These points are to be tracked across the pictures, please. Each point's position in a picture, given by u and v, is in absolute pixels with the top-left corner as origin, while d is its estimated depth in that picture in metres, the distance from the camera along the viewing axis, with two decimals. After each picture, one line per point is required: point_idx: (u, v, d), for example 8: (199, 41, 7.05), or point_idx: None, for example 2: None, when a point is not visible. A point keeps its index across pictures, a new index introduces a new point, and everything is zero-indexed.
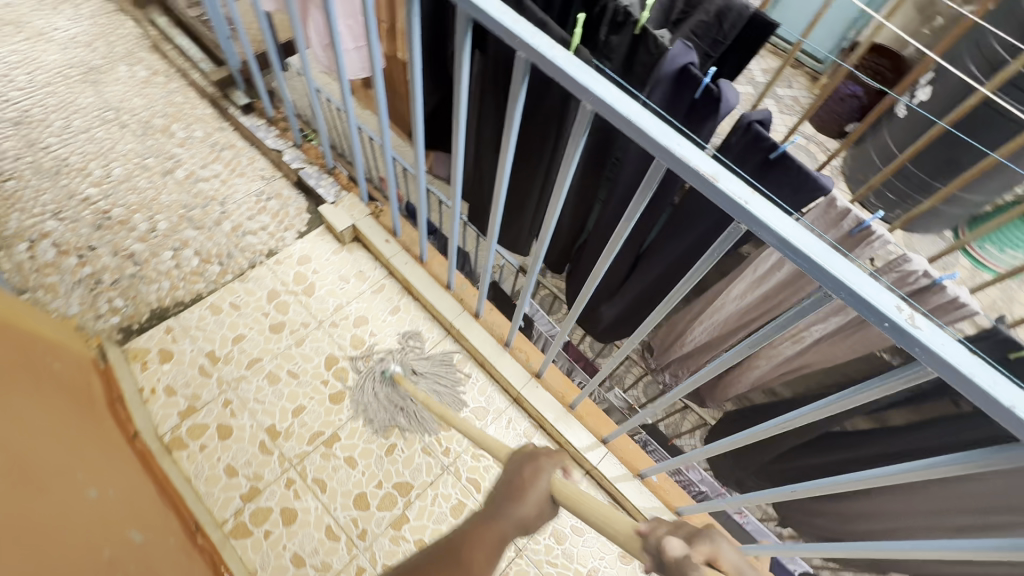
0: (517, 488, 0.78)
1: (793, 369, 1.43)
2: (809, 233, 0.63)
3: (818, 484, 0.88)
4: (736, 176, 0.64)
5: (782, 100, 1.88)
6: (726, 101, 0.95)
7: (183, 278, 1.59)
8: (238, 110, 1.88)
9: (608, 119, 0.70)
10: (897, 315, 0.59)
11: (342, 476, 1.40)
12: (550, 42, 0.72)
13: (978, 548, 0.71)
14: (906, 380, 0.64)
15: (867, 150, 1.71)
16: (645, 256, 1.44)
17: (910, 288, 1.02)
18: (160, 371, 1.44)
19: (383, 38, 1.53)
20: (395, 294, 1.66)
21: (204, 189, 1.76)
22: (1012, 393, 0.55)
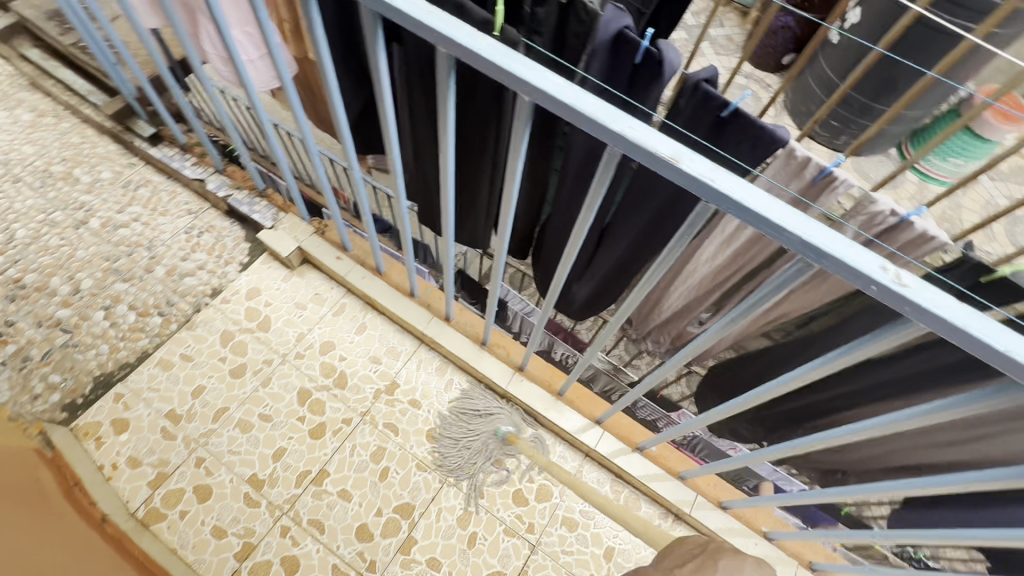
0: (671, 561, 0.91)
1: (773, 318, 1.45)
2: (783, 202, 0.59)
3: (839, 433, 0.91)
4: (698, 153, 0.59)
5: (716, 40, 1.83)
6: (669, 62, 0.88)
7: (122, 337, 1.46)
8: (145, 142, 1.71)
9: (553, 110, 0.64)
10: (884, 276, 0.56)
11: (338, 512, 1.34)
12: (474, 32, 0.65)
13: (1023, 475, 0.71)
14: (900, 332, 0.63)
15: (808, 81, 1.69)
16: (609, 230, 1.40)
17: (880, 229, 1.02)
18: (119, 443, 1.33)
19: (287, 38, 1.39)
20: (358, 312, 1.57)
21: (125, 235, 1.60)
22: (1005, 337, 0.54)
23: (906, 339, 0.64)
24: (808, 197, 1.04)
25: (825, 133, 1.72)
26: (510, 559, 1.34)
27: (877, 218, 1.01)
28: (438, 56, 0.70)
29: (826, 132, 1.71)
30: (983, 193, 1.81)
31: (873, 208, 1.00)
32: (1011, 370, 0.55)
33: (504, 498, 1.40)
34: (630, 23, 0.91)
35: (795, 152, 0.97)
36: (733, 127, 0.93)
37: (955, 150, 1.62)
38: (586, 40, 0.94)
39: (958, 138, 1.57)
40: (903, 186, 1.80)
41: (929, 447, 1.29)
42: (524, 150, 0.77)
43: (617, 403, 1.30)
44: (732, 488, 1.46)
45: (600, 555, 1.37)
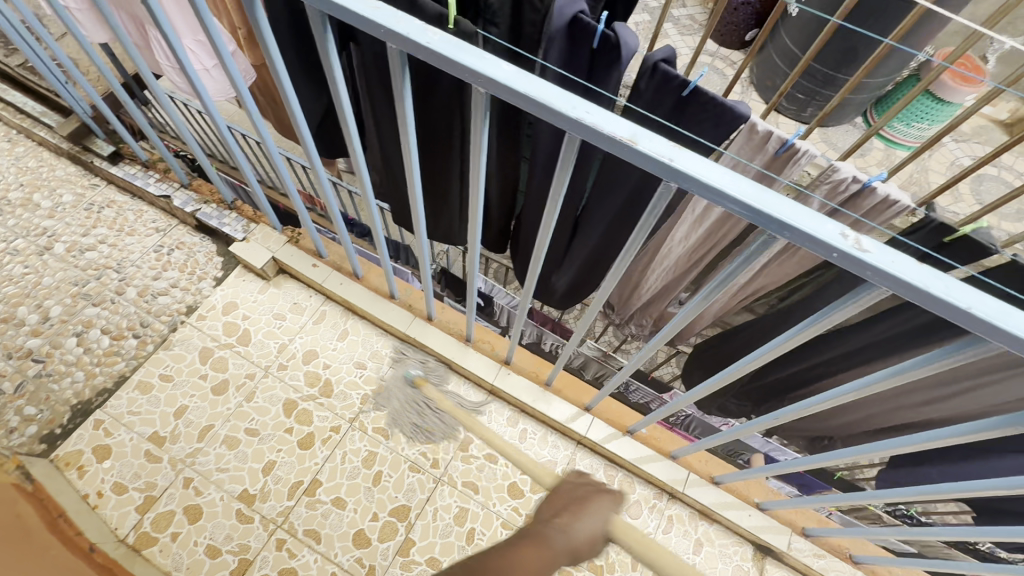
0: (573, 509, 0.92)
1: (749, 293, 1.48)
2: (742, 177, 0.59)
3: (803, 405, 0.91)
4: (655, 133, 0.59)
5: (680, 20, 1.83)
6: (626, 46, 0.88)
7: (98, 363, 1.42)
8: (105, 161, 1.66)
9: (508, 100, 0.63)
10: (844, 242, 0.56)
11: (333, 520, 1.33)
12: (422, 25, 0.63)
13: (994, 427, 0.71)
14: (865, 296, 0.63)
15: (771, 55, 1.70)
16: (584, 217, 1.40)
17: (844, 196, 1.05)
18: (103, 470, 1.30)
19: (242, 46, 1.41)
20: (339, 319, 1.56)
21: (93, 258, 1.56)
22: (965, 294, 0.55)
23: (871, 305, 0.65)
24: (773, 170, 1.06)
25: (791, 107, 1.75)
26: None
27: (841, 185, 1.04)
28: (388, 52, 0.68)
29: (792, 105, 1.74)
30: (948, 154, 1.85)
31: (834, 175, 1.03)
32: (972, 327, 0.56)
33: (499, 492, 1.40)
34: (585, 7, 0.90)
35: (757, 126, 0.99)
36: (693, 105, 0.94)
37: (917, 116, 1.65)
38: (542, 27, 0.96)
39: (919, 102, 1.60)
40: (871, 153, 1.83)
41: (909, 406, 1.37)
42: (484, 144, 0.75)
43: (603, 389, 1.31)
44: (723, 463, 1.48)
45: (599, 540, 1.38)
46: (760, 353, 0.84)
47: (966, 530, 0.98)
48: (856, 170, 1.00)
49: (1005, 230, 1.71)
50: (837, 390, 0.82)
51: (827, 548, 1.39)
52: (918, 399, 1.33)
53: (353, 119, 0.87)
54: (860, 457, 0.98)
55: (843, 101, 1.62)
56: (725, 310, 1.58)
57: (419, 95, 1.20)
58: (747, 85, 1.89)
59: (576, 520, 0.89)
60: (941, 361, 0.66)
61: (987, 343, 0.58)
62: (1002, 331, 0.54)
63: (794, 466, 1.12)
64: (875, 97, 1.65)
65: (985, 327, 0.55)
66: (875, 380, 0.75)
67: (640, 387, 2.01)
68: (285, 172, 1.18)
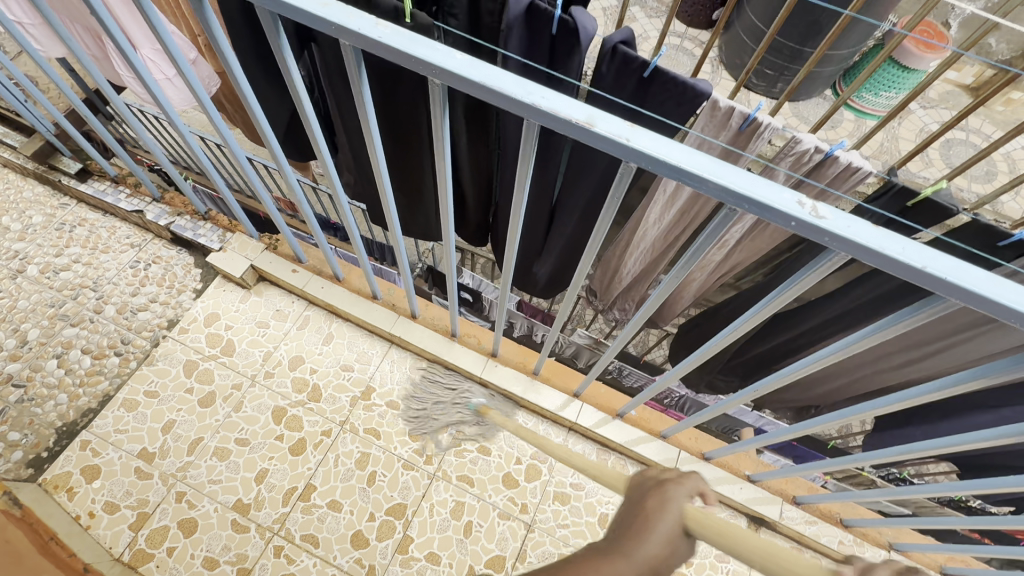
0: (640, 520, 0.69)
1: (728, 270, 1.49)
2: (701, 152, 0.59)
3: (782, 374, 0.92)
4: (612, 113, 0.59)
5: (647, 2, 1.83)
6: (584, 30, 0.88)
7: (80, 384, 1.41)
8: (73, 179, 1.63)
9: (466, 90, 0.63)
10: (801, 211, 0.57)
11: (330, 523, 1.33)
12: (373, 20, 0.63)
13: (972, 376, 0.73)
14: (829, 261, 0.64)
15: (737, 32, 1.71)
16: (560, 205, 1.41)
17: (809, 166, 1.06)
18: (93, 490, 1.29)
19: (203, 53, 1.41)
20: (323, 323, 1.55)
21: (68, 278, 1.54)
22: (920, 253, 0.56)
23: (834, 270, 0.66)
24: (738, 147, 1.07)
25: (761, 83, 1.76)
26: (508, 541, 1.35)
27: (805, 156, 1.05)
28: (343, 50, 0.68)
29: (761, 81, 1.75)
30: (918, 121, 1.87)
31: (797, 147, 1.05)
32: (929, 285, 0.57)
33: (494, 484, 1.41)
34: None
35: (719, 103, 1.00)
36: (654, 85, 0.95)
37: (884, 84, 1.67)
38: (501, 16, 0.96)
39: (883, 70, 1.63)
40: (842, 124, 1.84)
41: (888, 369, 1.40)
42: (447, 133, 0.76)
43: (588, 374, 1.31)
44: (712, 439, 1.49)
45: (595, 523, 1.39)
46: (738, 323, 0.85)
47: (944, 485, 1.01)
48: (818, 141, 1.02)
49: (975, 191, 1.74)
50: (817, 353, 0.84)
51: (818, 514, 1.42)
52: (895, 362, 1.37)
53: (317, 119, 0.87)
54: (845, 419, 1.00)
55: (810, 74, 1.63)
56: (705, 289, 1.60)
57: (384, 94, 1.19)
58: (717, 64, 1.89)
59: (644, 521, 0.68)
60: (908, 320, 0.67)
61: (947, 300, 0.60)
62: (957, 287, 0.56)
63: (783, 435, 1.14)
64: (842, 68, 1.67)
65: (941, 284, 0.56)
66: (849, 341, 0.76)
67: (634, 371, 2.01)
68: (254, 174, 1.16)
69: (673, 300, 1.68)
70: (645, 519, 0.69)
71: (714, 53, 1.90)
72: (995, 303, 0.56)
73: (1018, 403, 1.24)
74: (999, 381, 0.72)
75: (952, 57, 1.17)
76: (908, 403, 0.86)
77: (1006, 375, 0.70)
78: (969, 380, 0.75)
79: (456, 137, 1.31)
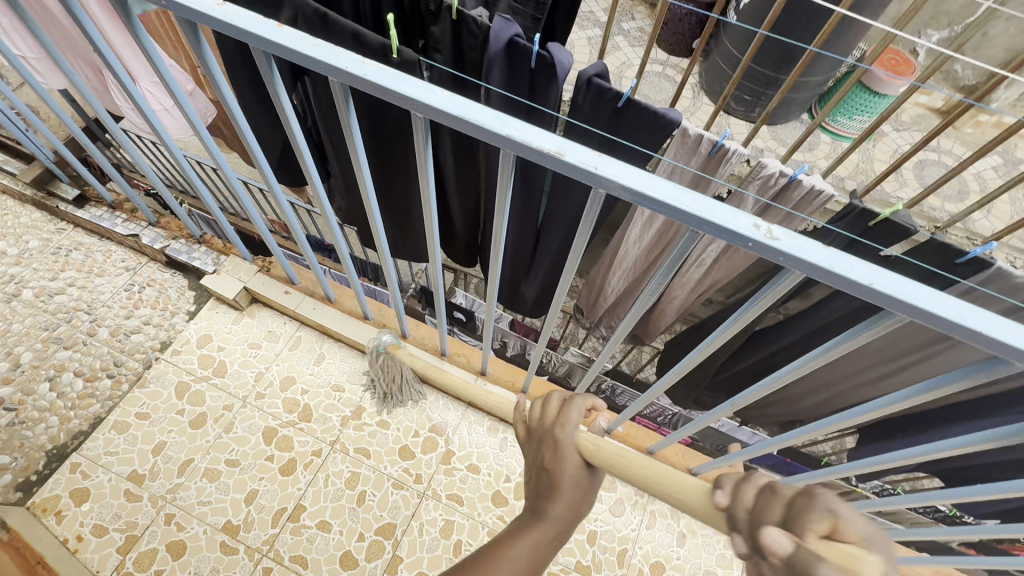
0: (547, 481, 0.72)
1: (708, 288, 1.55)
2: (666, 179, 0.63)
3: (747, 393, 0.95)
4: (580, 144, 0.63)
5: (630, 33, 1.92)
6: (560, 64, 0.94)
7: (72, 406, 1.42)
8: (70, 205, 1.68)
9: (445, 123, 0.66)
10: (756, 233, 0.61)
11: (319, 544, 1.33)
12: (360, 59, 0.68)
13: (931, 390, 0.73)
14: (788, 281, 0.68)
15: (716, 60, 1.78)
16: (544, 226, 1.47)
17: (774, 190, 1.15)
18: (81, 514, 1.29)
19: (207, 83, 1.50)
20: (315, 343, 1.57)
21: (63, 301, 1.56)
22: (867, 271, 0.60)
23: (785, 294, 0.70)
24: (709, 171, 1.15)
25: (740, 106, 1.82)
26: None
27: (771, 180, 1.14)
28: (331, 85, 0.72)
29: (740, 105, 1.81)
30: (891, 143, 1.94)
31: (763, 171, 1.13)
32: (880, 302, 0.61)
33: (484, 502, 1.42)
34: (521, 31, 0.96)
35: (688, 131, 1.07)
36: (628, 114, 1.01)
37: (857, 108, 1.75)
38: (482, 51, 1.00)
39: (855, 94, 1.71)
40: (819, 146, 1.91)
41: (867, 383, 1.50)
42: (430, 161, 0.80)
43: (574, 391, 1.34)
44: (699, 454, 1.51)
45: (584, 541, 1.39)
46: (709, 339, 0.87)
47: (920, 494, 1.00)
48: (782, 166, 1.10)
49: (948, 210, 1.80)
50: (785, 369, 0.84)
51: None
52: (872, 375, 1.47)
53: (306, 148, 0.90)
54: (819, 431, 0.98)
55: (785, 99, 1.70)
56: (687, 307, 1.65)
57: (374, 121, 1.25)
58: (698, 90, 1.97)
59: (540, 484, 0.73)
60: (864, 334, 0.70)
61: (896, 316, 0.63)
62: (903, 302, 0.59)
63: (762, 446, 1.13)
64: (818, 93, 1.73)
65: (888, 300, 0.60)
66: (813, 356, 0.78)
67: (627, 390, 2.05)
68: (246, 195, 1.19)
69: (658, 316, 1.73)
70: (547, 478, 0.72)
71: (694, 79, 1.98)
72: (939, 318, 0.59)
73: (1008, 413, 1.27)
74: (930, 400, 0.76)
75: (914, 86, 1.24)
76: (855, 420, 0.88)
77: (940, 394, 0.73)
78: (903, 400, 0.77)
79: (444, 162, 1.38)
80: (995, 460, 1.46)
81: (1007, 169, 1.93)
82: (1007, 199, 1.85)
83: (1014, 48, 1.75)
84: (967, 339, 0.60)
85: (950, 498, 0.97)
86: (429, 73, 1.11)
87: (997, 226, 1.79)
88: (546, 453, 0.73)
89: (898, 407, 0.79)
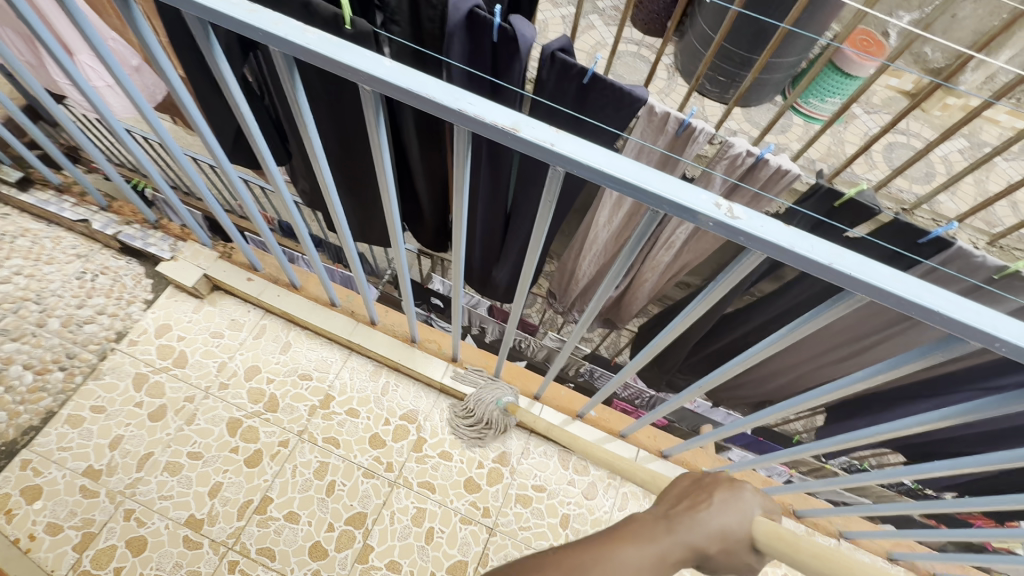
0: (692, 515, 0.65)
1: (678, 272, 1.55)
2: (626, 157, 0.60)
3: (712, 374, 0.93)
4: (536, 119, 0.60)
5: (605, 11, 1.88)
6: (523, 39, 0.92)
7: (22, 401, 1.35)
8: (13, 188, 1.59)
9: (396, 99, 0.62)
10: (716, 212, 0.59)
11: (288, 536, 1.30)
12: (301, 27, 0.62)
13: (886, 370, 0.74)
14: (748, 263, 0.66)
15: (690, 40, 1.74)
16: (514, 210, 1.47)
17: (742, 169, 1.15)
18: (33, 512, 1.24)
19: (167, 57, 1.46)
20: (281, 331, 1.53)
21: (8, 291, 1.48)
22: (826, 251, 0.59)
23: (747, 275, 0.69)
24: (676, 151, 1.16)
25: (714, 88, 1.79)
26: (470, 546, 1.34)
27: (738, 160, 1.15)
28: (274, 56, 0.67)
29: (714, 86, 1.78)
30: (862, 125, 1.95)
31: (730, 151, 1.14)
32: (838, 281, 0.60)
33: (456, 489, 1.40)
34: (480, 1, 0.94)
35: (654, 109, 1.10)
36: (593, 92, 1.01)
37: (829, 91, 1.75)
38: (441, 23, 1.00)
39: (827, 76, 1.70)
40: (791, 128, 1.91)
41: (831, 363, 1.56)
42: (385, 139, 0.76)
43: (544, 376, 1.32)
44: (671, 437, 1.52)
45: (556, 524, 1.40)
46: (673, 323, 0.86)
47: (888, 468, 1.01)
48: (748, 145, 1.11)
49: (915, 192, 1.83)
50: (747, 352, 0.84)
51: (771, 506, 1.46)
52: (837, 356, 1.53)
53: (254, 125, 0.85)
54: (781, 414, 0.99)
55: (758, 80, 1.67)
56: (656, 292, 1.66)
57: (332, 95, 1.23)
58: (672, 70, 1.93)
59: (699, 512, 0.66)
60: (822, 317, 0.69)
61: (854, 296, 0.62)
62: (860, 281, 0.59)
63: (727, 429, 1.15)
64: (792, 73, 1.71)
65: (846, 279, 0.59)
66: (772, 339, 0.77)
67: (605, 372, 2.07)
68: (194, 171, 1.13)
69: (630, 299, 1.73)
70: (699, 513, 0.66)
71: (670, 59, 1.95)
72: (897, 298, 0.58)
73: (967, 388, 1.32)
74: (894, 376, 0.75)
75: (883, 65, 1.22)
76: (818, 400, 0.87)
77: (903, 370, 0.73)
78: (867, 379, 0.77)
79: (409, 142, 1.36)
80: (952, 435, 1.53)
81: (972, 151, 1.96)
82: (971, 180, 1.89)
83: (980, 31, 1.76)
84: (923, 318, 0.60)
85: (911, 474, 1.00)
86: (388, 48, 1.08)
87: (961, 208, 1.82)
88: (719, 493, 0.68)
89: (863, 384, 0.78)
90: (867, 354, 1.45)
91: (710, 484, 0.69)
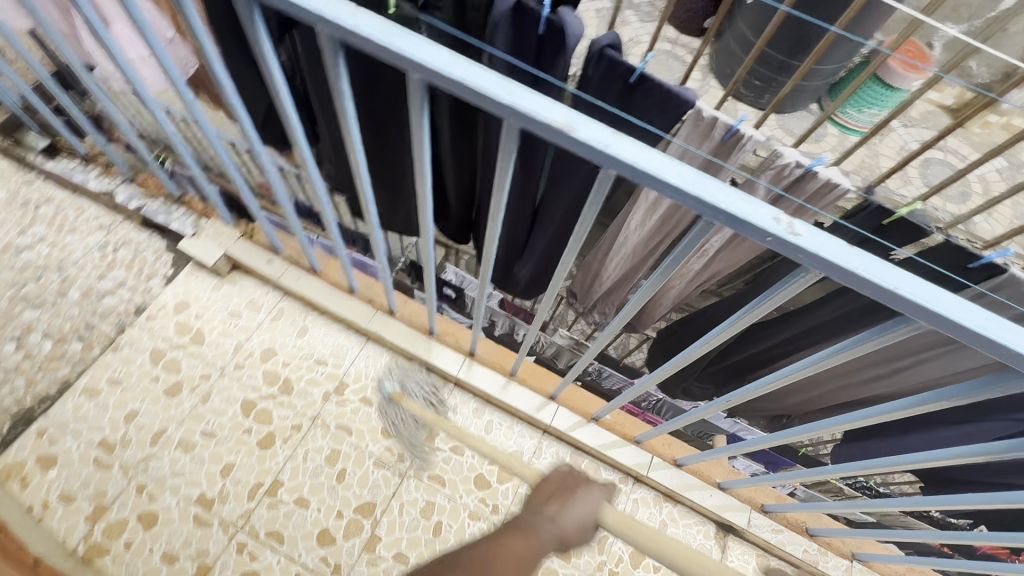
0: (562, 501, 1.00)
1: (707, 279, 1.53)
2: (684, 164, 0.57)
3: (744, 390, 0.91)
4: (592, 119, 0.57)
5: (641, 5, 1.82)
6: (570, 31, 0.92)
7: (41, 369, 1.35)
8: (38, 155, 1.60)
9: (445, 89, 0.60)
10: (777, 227, 0.56)
11: (296, 521, 1.30)
12: (352, 9, 0.60)
13: (940, 398, 0.71)
14: (802, 281, 0.64)
15: (727, 41, 1.69)
16: (542, 207, 1.46)
17: (788, 181, 1.13)
18: (48, 480, 1.25)
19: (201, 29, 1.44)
20: (298, 314, 1.52)
21: (31, 259, 1.48)
22: (891, 274, 0.56)
23: (800, 291, 0.66)
24: (720, 157, 1.15)
25: (748, 91, 1.74)
26: None
27: (785, 170, 1.12)
28: (320, 38, 0.64)
29: (748, 90, 1.73)
30: (898, 139, 1.89)
31: (778, 160, 1.11)
32: (899, 307, 0.57)
33: (466, 484, 1.39)
34: None
35: (702, 113, 1.08)
36: (639, 91, 1.00)
37: (869, 100, 1.68)
38: (485, 12, 1.01)
39: (868, 87, 1.64)
40: (826, 138, 1.85)
41: (858, 383, 1.53)
42: (427, 131, 0.73)
43: (564, 377, 1.30)
44: (686, 445, 1.50)
45: None
46: (711, 336, 0.84)
47: (913, 496, 0.98)
48: (798, 155, 1.09)
49: (950, 211, 1.78)
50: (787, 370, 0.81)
51: (784, 522, 1.43)
52: (866, 376, 1.50)
53: (291, 107, 0.83)
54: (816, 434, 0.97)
55: (797, 87, 1.62)
56: (680, 299, 1.64)
57: (367, 77, 1.21)
58: (707, 71, 1.88)
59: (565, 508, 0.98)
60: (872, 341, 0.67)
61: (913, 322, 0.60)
62: (923, 308, 0.56)
63: (748, 444, 1.14)
64: (831, 82, 1.65)
65: (908, 305, 0.56)
66: (816, 359, 0.75)
67: (614, 374, 2.06)
68: (224, 150, 1.12)
69: (653, 305, 1.71)
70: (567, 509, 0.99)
71: (705, 60, 1.89)
72: (962, 328, 0.56)
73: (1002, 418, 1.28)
74: (944, 404, 0.72)
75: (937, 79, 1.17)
76: (861, 421, 0.84)
77: (959, 399, 0.70)
78: (921, 405, 0.73)
79: (440, 132, 1.35)
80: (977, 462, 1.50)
81: (1012, 172, 1.90)
82: (1009, 202, 1.83)
83: None
84: (985, 350, 0.57)
85: (935, 503, 0.97)
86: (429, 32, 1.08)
87: (997, 230, 1.77)
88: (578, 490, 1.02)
89: (914, 409, 0.75)
90: (897, 375, 1.43)
91: (572, 486, 1.03)
